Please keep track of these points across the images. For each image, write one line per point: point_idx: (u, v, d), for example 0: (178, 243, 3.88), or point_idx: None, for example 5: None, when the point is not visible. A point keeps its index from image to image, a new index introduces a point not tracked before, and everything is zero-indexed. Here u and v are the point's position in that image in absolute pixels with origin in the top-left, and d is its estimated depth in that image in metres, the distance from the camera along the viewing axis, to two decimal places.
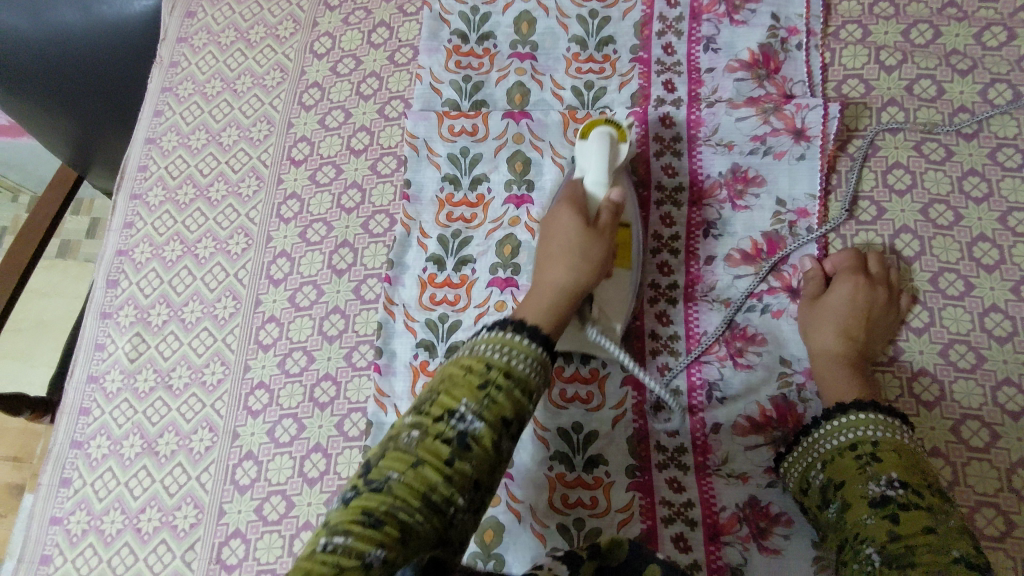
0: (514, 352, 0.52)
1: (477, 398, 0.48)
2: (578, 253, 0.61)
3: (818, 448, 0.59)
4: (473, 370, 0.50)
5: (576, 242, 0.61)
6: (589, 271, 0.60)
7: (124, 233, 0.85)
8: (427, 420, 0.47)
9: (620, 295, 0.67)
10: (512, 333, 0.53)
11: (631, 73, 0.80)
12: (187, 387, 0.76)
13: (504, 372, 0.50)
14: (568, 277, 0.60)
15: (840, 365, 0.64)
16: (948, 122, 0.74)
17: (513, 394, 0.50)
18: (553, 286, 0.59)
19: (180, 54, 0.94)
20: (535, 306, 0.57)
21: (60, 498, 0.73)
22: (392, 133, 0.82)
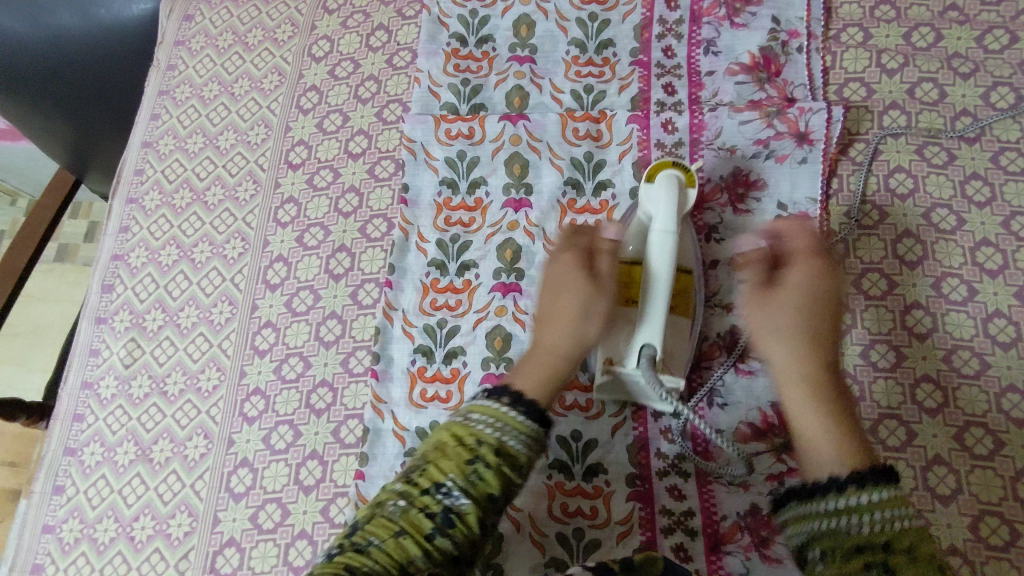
0: (501, 432, 0.56)
1: (464, 473, 0.54)
2: (580, 312, 0.62)
3: (818, 512, 0.53)
4: (464, 442, 0.55)
5: (583, 298, 0.63)
6: (596, 321, 0.62)
7: (120, 237, 0.84)
8: (417, 492, 0.54)
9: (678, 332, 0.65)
10: (501, 410, 0.57)
11: (631, 76, 0.79)
12: (182, 393, 0.75)
13: (493, 451, 0.55)
14: (562, 339, 0.62)
15: (802, 390, 0.59)
16: (951, 126, 0.73)
17: (503, 472, 0.54)
18: (556, 353, 0.62)
19: (177, 57, 0.93)
20: (536, 376, 0.60)
21: (52, 506, 0.72)
22: (390, 137, 0.82)
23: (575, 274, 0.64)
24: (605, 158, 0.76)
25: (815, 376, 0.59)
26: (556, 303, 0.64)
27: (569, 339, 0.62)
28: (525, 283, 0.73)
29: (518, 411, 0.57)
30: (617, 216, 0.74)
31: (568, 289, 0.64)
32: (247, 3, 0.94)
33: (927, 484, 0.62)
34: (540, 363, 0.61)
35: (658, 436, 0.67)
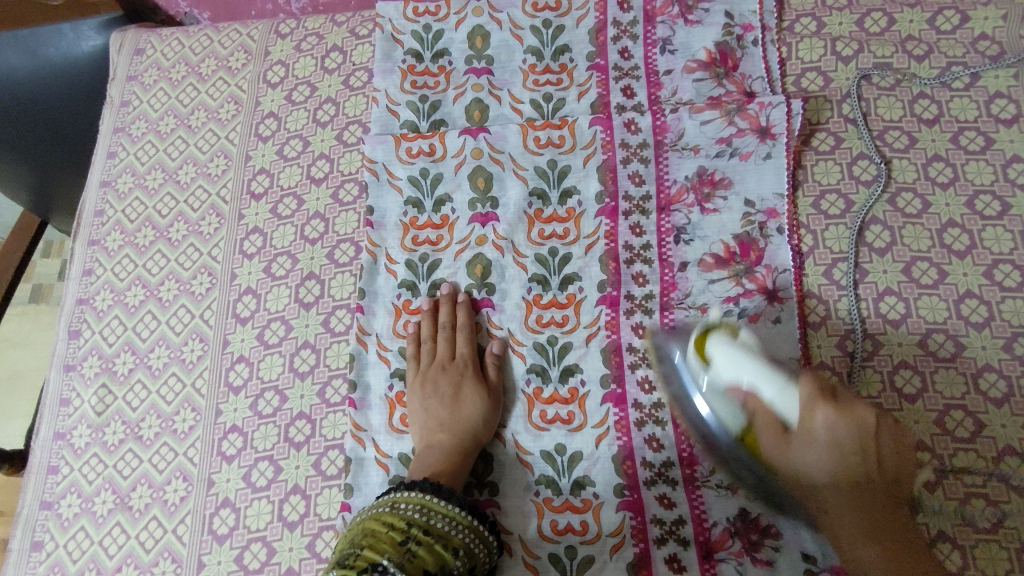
0: (427, 510, 0.59)
1: (399, 551, 0.54)
2: (461, 429, 0.66)
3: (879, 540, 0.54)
4: (395, 527, 0.57)
5: (473, 418, 0.67)
6: (464, 438, 0.66)
7: (84, 281, 0.83)
8: (355, 572, 0.52)
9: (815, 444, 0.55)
10: (428, 493, 0.60)
11: (589, 81, 0.78)
12: (157, 436, 0.73)
13: (422, 529, 0.57)
14: (453, 438, 0.66)
15: (846, 496, 0.56)
16: (909, 110, 0.74)
17: (434, 548, 0.56)
18: (462, 454, 0.65)
19: (130, 93, 0.91)
20: (450, 472, 0.64)
21: (32, 563, 0.71)
22: (351, 159, 0.81)
23: (444, 389, 0.68)
24: (569, 164, 0.76)
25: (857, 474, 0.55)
26: (456, 409, 0.67)
27: (454, 458, 0.65)
28: (497, 297, 0.73)
29: (441, 496, 0.60)
30: (585, 222, 0.74)
31: (432, 407, 0.68)
32: (198, 33, 0.93)
33: None
34: (436, 463, 0.64)
35: (643, 445, 0.66)
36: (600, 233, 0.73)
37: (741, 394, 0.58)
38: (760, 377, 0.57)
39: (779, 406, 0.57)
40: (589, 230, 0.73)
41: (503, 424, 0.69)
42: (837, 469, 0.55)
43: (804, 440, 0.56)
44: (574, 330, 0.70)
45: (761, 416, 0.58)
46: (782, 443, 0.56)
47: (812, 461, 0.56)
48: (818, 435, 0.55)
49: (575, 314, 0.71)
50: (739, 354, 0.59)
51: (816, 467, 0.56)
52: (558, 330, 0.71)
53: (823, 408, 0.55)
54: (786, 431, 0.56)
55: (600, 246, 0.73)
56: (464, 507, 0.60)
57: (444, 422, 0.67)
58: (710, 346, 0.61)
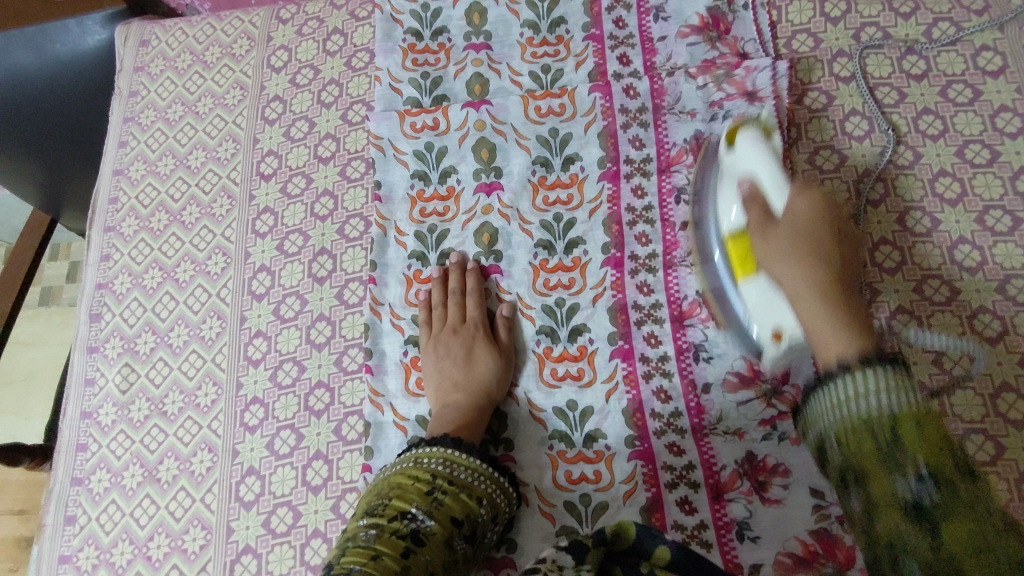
0: (451, 463, 0.61)
1: (426, 500, 0.57)
2: (475, 388, 0.68)
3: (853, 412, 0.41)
4: (421, 479, 0.59)
5: (487, 377, 0.69)
6: (479, 397, 0.68)
7: (102, 266, 0.85)
8: (384, 519, 0.55)
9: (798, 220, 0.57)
10: (451, 447, 0.62)
11: (586, 52, 0.81)
12: (181, 411, 0.76)
13: (447, 480, 0.60)
14: (469, 397, 0.68)
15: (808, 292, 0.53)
16: (899, 66, 0.76)
17: (460, 497, 0.59)
18: (477, 412, 0.68)
19: (138, 84, 0.94)
20: (467, 428, 0.66)
21: (67, 536, 0.73)
22: (357, 137, 0.83)
23: (457, 352, 0.71)
24: (570, 132, 0.78)
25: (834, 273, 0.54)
26: (470, 369, 0.69)
27: (471, 417, 0.67)
28: (505, 263, 0.75)
29: (461, 449, 0.63)
30: (587, 188, 0.76)
31: (446, 369, 0.70)
32: (201, 22, 0.95)
33: None
34: (454, 421, 0.67)
35: (651, 397, 0.68)
36: (603, 197, 0.75)
37: (746, 183, 0.62)
38: (757, 168, 0.61)
39: (767, 194, 0.60)
40: (591, 194, 0.76)
41: (516, 383, 0.72)
42: (803, 259, 0.54)
43: (793, 200, 0.58)
44: (581, 292, 0.73)
45: (750, 204, 0.61)
46: (764, 221, 0.59)
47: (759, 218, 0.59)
48: (790, 211, 0.57)
49: (581, 276, 0.73)
50: (756, 139, 0.63)
51: (777, 252, 0.56)
52: (566, 292, 0.73)
53: (809, 194, 0.58)
54: (769, 217, 0.59)
55: (603, 210, 0.75)
56: (483, 458, 0.63)
57: (459, 382, 0.69)
58: (740, 133, 0.64)
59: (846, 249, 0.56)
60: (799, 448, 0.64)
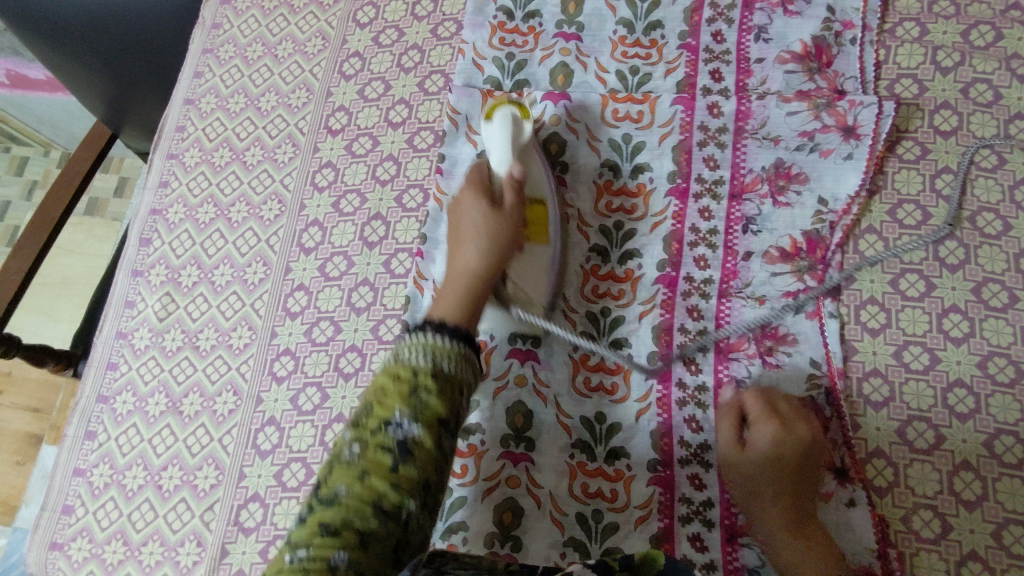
0: (434, 353, 0.49)
1: (409, 404, 0.46)
2: (487, 232, 0.62)
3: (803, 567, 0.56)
4: (402, 377, 0.48)
5: (486, 225, 0.62)
6: (497, 247, 0.61)
7: (159, 192, 0.85)
8: (365, 431, 0.46)
9: (537, 265, 0.68)
10: (428, 333, 0.51)
11: (678, 60, 0.78)
12: (213, 348, 0.76)
13: (431, 375, 0.48)
14: (480, 262, 0.60)
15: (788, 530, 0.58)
16: (1003, 130, 0.72)
17: (448, 395, 0.48)
18: (468, 273, 0.60)
19: (222, 16, 0.93)
20: (449, 303, 0.57)
21: (84, 451, 0.75)
22: (430, 108, 0.82)
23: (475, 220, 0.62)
24: (645, 141, 0.75)
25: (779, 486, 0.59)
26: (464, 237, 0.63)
27: (485, 248, 0.60)
28: None
29: (450, 336, 0.51)
30: (654, 201, 0.74)
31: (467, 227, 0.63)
32: None
33: (951, 488, 0.62)
34: (465, 293, 0.58)
35: (682, 424, 0.67)
36: (668, 213, 0.73)
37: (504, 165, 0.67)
38: (498, 149, 0.68)
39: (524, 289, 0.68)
40: (657, 209, 0.73)
41: (546, 383, 0.69)
42: (791, 475, 0.59)
43: (782, 436, 0.60)
44: (629, 306, 0.71)
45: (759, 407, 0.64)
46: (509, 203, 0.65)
47: (527, 289, 0.67)
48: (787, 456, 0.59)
49: (632, 289, 0.71)
50: (508, 126, 0.68)
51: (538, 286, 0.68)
52: (613, 303, 0.71)
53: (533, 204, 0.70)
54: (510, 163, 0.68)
55: (666, 226, 0.73)
56: (457, 339, 0.51)
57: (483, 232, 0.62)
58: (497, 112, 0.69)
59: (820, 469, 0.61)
60: (827, 505, 0.62)
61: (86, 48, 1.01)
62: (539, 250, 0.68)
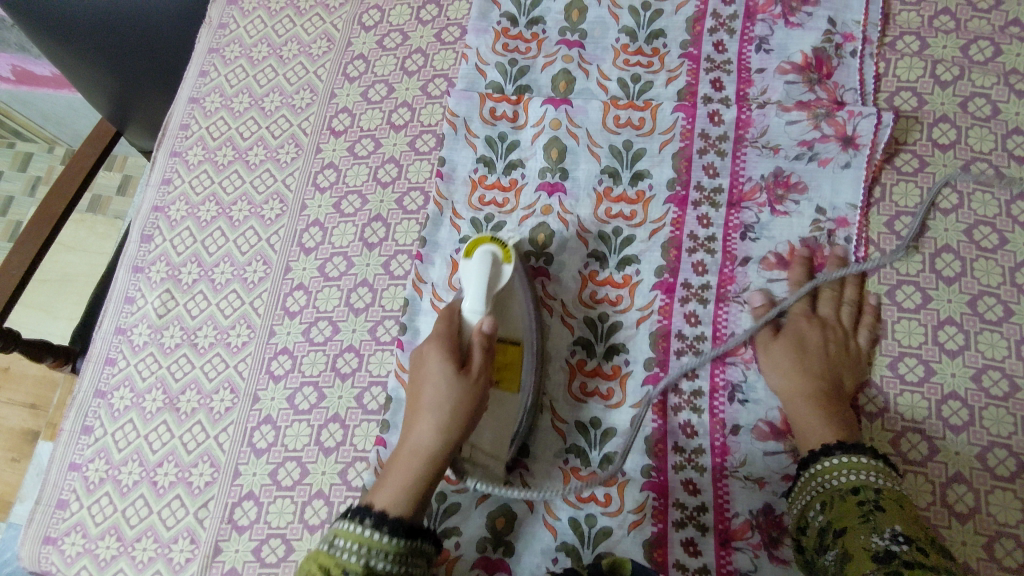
0: (365, 552, 0.52)
1: None
2: (446, 406, 0.59)
3: (817, 487, 0.58)
4: (328, 574, 0.50)
5: (447, 399, 0.59)
6: (454, 428, 0.59)
7: (162, 189, 0.86)
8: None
9: (502, 417, 0.65)
10: (363, 525, 0.53)
11: (680, 69, 0.78)
12: (212, 346, 0.77)
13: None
14: (436, 442, 0.58)
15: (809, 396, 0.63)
16: (1001, 144, 0.72)
17: None
18: (421, 454, 0.58)
19: (228, 16, 0.94)
20: (395, 486, 0.57)
21: (80, 445, 0.75)
22: (433, 112, 0.82)
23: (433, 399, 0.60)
24: (645, 148, 0.76)
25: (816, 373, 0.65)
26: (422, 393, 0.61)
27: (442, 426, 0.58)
28: (554, 267, 0.74)
29: (382, 530, 0.53)
30: (652, 207, 0.74)
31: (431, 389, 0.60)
32: None
33: (943, 499, 0.62)
34: (420, 487, 0.57)
35: (677, 429, 0.67)
36: (667, 220, 0.73)
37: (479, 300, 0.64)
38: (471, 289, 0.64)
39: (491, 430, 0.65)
40: (655, 215, 0.74)
41: (542, 388, 0.70)
42: (802, 374, 0.64)
43: (788, 344, 0.66)
44: (626, 312, 0.71)
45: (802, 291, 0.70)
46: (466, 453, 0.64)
47: (489, 440, 0.64)
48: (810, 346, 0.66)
49: (629, 295, 0.72)
50: (487, 270, 0.64)
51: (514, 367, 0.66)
52: (611, 308, 0.72)
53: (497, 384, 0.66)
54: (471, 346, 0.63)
55: (664, 233, 0.73)
56: (399, 535, 0.54)
57: (443, 408, 0.59)
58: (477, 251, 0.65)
59: (847, 369, 0.66)
60: None
61: (92, 47, 1.02)
62: (509, 398, 0.66)
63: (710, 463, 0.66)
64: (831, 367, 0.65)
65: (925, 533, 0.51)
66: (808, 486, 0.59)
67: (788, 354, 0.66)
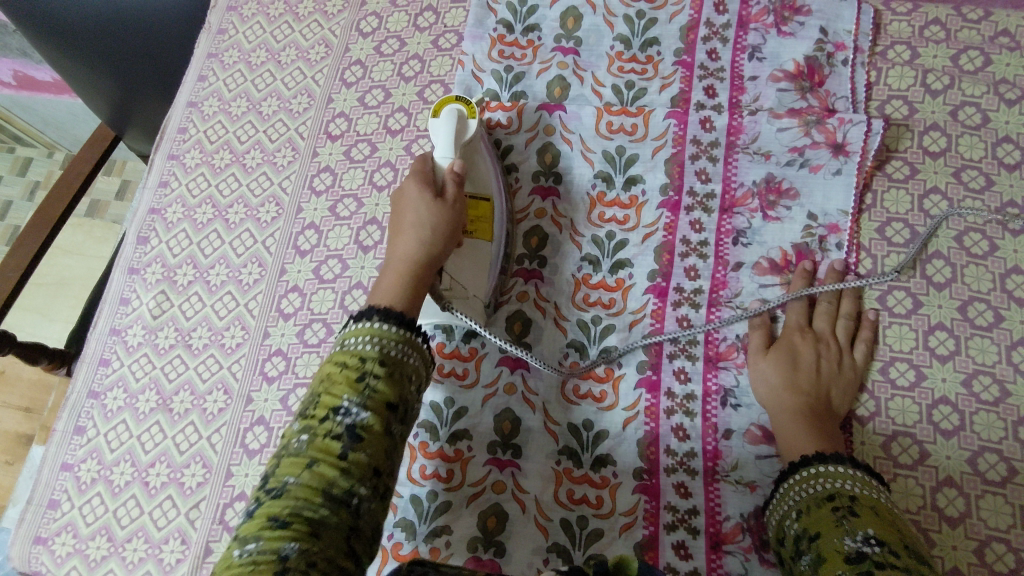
0: (378, 340, 0.52)
1: (356, 391, 0.49)
2: (428, 224, 0.61)
3: (794, 496, 0.57)
4: (349, 365, 0.50)
5: (428, 215, 0.62)
6: (440, 237, 0.61)
7: (159, 192, 0.86)
8: (314, 423, 0.48)
9: (478, 258, 0.68)
10: (373, 321, 0.53)
11: (673, 76, 0.79)
12: (206, 347, 0.77)
13: (378, 362, 0.51)
14: (421, 250, 0.60)
15: (794, 411, 0.63)
16: (991, 152, 0.73)
17: (393, 378, 0.51)
18: (408, 260, 0.60)
19: (228, 22, 0.95)
20: (388, 291, 0.57)
21: (73, 446, 0.75)
22: (429, 117, 0.83)
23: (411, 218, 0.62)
24: (638, 153, 0.76)
25: (804, 389, 0.64)
26: (403, 214, 0.63)
27: (427, 237, 0.61)
28: (547, 270, 0.74)
29: (389, 322, 0.53)
30: (645, 212, 0.75)
31: (408, 216, 0.62)
32: None
33: (934, 503, 0.62)
34: (410, 281, 0.58)
35: (669, 432, 0.67)
36: (660, 224, 0.74)
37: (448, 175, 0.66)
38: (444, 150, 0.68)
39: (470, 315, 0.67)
40: (648, 220, 0.74)
41: (535, 390, 0.70)
42: (789, 390, 0.64)
43: (778, 358, 0.66)
44: (619, 315, 0.72)
45: (795, 306, 0.70)
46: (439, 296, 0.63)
47: (464, 281, 0.67)
48: (802, 363, 0.66)
49: (622, 298, 0.72)
50: (453, 123, 0.68)
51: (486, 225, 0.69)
52: (604, 311, 0.72)
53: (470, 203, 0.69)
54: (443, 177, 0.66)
55: (657, 237, 0.74)
56: (399, 325, 0.53)
57: (422, 221, 0.61)
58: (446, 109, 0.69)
59: (837, 389, 0.65)
60: None
61: (94, 53, 1.03)
62: (482, 245, 0.69)
63: (702, 466, 0.66)
64: (821, 385, 0.65)
65: (900, 536, 0.49)
66: (787, 496, 0.58)
67: (777, 369, 0.65)
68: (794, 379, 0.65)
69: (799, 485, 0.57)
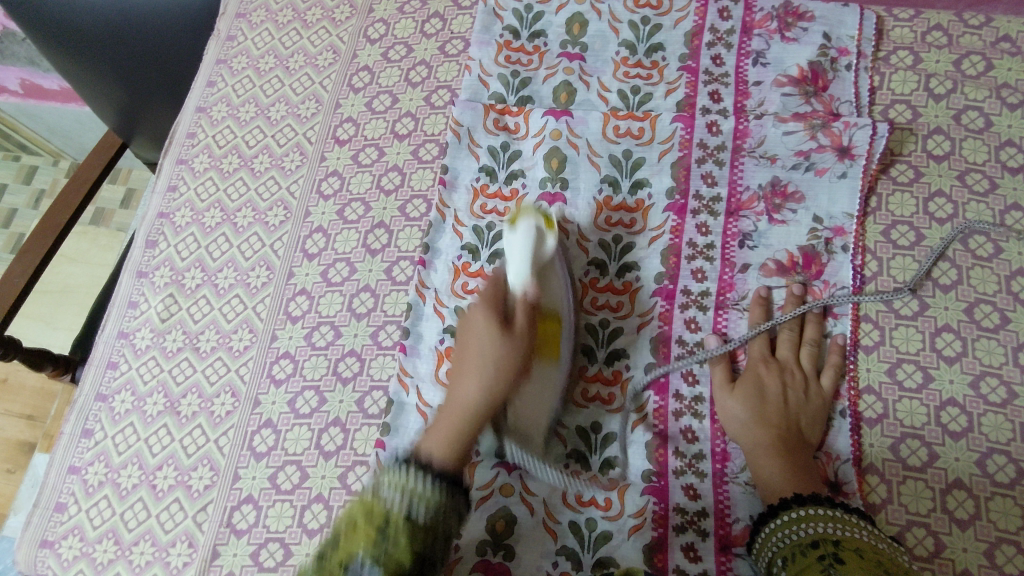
0: (410, 496, 0.52)
1: (375, 546, 0.48)
2: (489, 372, 0.60)
3: (777, 543, 0.56)
4: (374, 510, 0.50)
5: (489, 356, 0.61)
6: (500, 386, 0.60)
7: (167, 196, 0.87)
8: (329, 568, 0.48)
9: (545, 385, 0.65)
10: (408, 475, 0.54)
11: (679, 81, 0.80)
12: (213, 350, 0.77)
13: (402, 518, 0.50)
14: (479, 397, 0.60)
15: (768, 446, 0.62)
16: (995, 156, 0.74)
17: (416, 541, 0.50)
18: (463, 408, 0.60)
19: (237, 29, 0.96)
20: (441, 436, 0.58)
21: (80, 449, 0.75)
22: (436, 121, 0.84)
23: (482, 324, 0.63)
24: (644, 157, 0.77)
25: (775, 420, 0.64)
26: (469, 352, 0.63)
27: (488, 383, 0.60)
28: None
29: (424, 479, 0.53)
30: (652, 215, 0.75)
31: (474, 344, 0.63)
32: None
33: (943, 505, 0.62)
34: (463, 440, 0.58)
35: (677, 435, 0.67)
36: (666, 227, 0.74)
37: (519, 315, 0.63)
38: (518, 262, 0.64)
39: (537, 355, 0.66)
40: (655, 223, 0.75)
41: None
42: (760, 424, 0.64)
43: (745, 394, 0.66)
44: (626, 318, 0.72)
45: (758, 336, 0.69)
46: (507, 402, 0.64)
47: (527, 420, 0.65)
48: (767, 395, 0.65)
49: (630, 301, 0.72)
50: (531, 240, 0.64)
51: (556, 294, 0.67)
52: (612, 314, 0.72)
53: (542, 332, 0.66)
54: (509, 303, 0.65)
55: (664, 240, 0.74)
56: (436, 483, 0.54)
57: (484, 372, 0.60)
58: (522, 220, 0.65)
59: (807, 419, 0.65)
60: None
61: (102, 61, 1.04)
62: (550, 372, 0.65)
63: (711, 468, 0.66)
64: (792, 416, 0.64)
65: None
66: (769, 542, 0.57)
67: (745, 405, 0.65)
68: (763, 412, 0.64)
69: (783, 532, 0.56)
